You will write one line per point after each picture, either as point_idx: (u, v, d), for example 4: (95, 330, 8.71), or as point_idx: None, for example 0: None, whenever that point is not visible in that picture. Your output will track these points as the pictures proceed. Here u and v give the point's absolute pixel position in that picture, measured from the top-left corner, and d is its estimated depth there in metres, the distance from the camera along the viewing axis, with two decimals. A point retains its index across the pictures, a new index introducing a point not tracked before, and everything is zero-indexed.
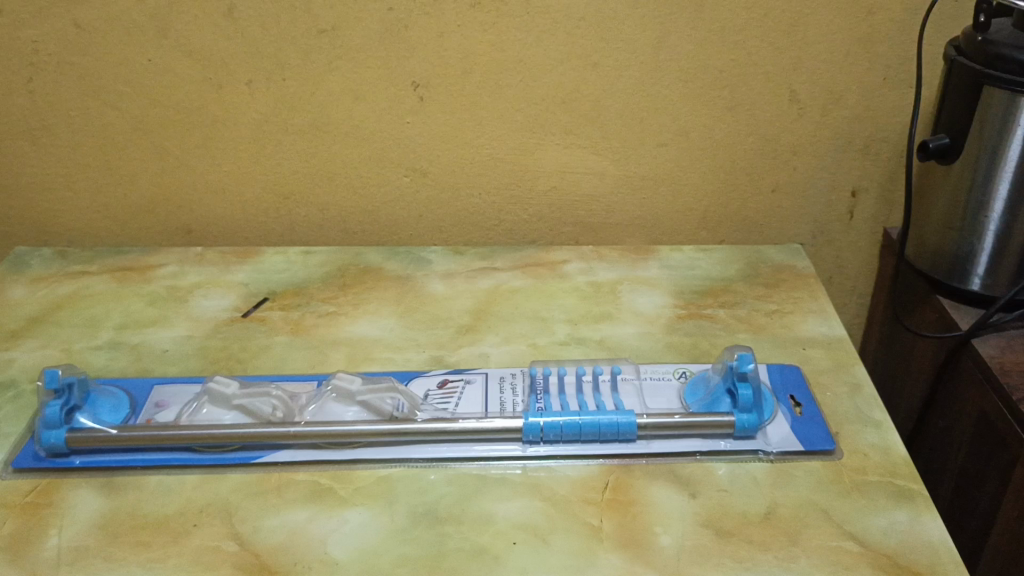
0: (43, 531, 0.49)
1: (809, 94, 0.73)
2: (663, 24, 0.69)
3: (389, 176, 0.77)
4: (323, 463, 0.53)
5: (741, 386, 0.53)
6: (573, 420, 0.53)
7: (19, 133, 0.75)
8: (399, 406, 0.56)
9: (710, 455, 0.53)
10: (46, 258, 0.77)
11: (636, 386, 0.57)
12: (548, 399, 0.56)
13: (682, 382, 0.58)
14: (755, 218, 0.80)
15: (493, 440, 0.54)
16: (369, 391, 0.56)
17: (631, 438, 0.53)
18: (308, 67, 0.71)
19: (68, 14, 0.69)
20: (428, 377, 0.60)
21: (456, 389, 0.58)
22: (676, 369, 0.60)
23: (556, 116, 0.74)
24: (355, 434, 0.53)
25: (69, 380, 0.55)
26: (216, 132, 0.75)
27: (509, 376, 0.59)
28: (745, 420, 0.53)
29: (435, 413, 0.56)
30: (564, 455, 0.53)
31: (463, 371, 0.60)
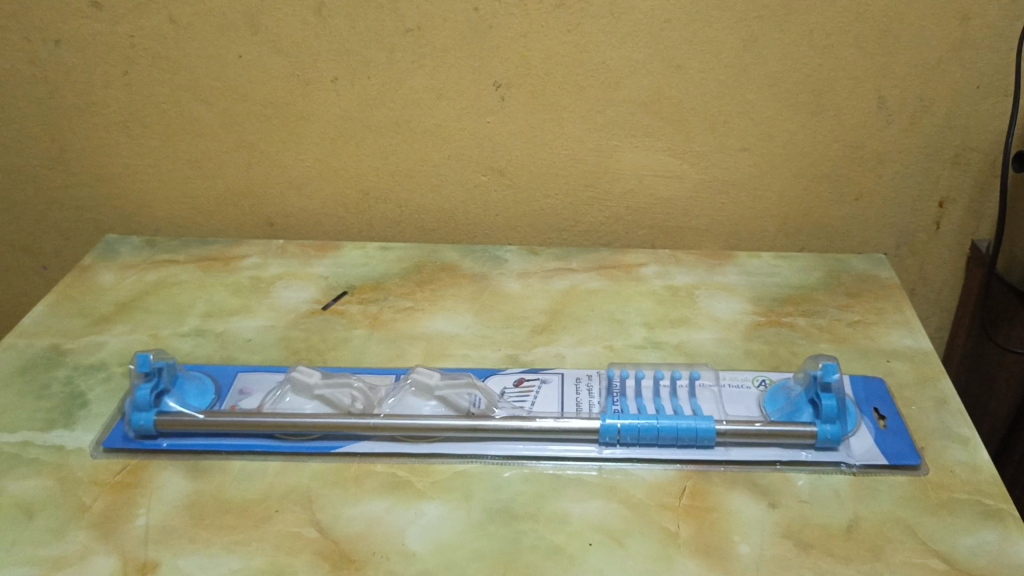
0: (132, 510, 0.50)
1: (898, 101, 0.71)
2: (750, 26, 0.68)
3: (467, 175, 0.78)
4: (402, 455, 0.54)
5: (824, 396, 0.53)
6: (651, 423, 0.53)
7: (112, 124, 0.78)
8: (476, 402, 0.56)
9: (791, 465, 0.52)
10: (135, 246, 0.80)
11: (715, 393, 0.57)
12: (625, 401, 0.56)
13: (761, 390, 0.57)
14: (837, 227, 0.78)
15: (570, 440, 0.54)
16: (447, 385, 0.56)
17: (709, 444, 0.52)
18: (393, 65, 0.72)
19: (164, 10, 0.71)
20: (504, 375, 0.60)
21: (533, 388, 0.58)
22: (756, 376, 0.59)
23: (637, 119, 0.73)
24: (433, 428, 0.53)
25: (158, 364, 0.57)
26: (301, 128, 0.76)
27: (585, 377, 0.59)
28: (829, 430, 0.52)
29: (512, 411, 0.56)
30: (641, 458, 0.53)
31: (539, 370, 0.60)
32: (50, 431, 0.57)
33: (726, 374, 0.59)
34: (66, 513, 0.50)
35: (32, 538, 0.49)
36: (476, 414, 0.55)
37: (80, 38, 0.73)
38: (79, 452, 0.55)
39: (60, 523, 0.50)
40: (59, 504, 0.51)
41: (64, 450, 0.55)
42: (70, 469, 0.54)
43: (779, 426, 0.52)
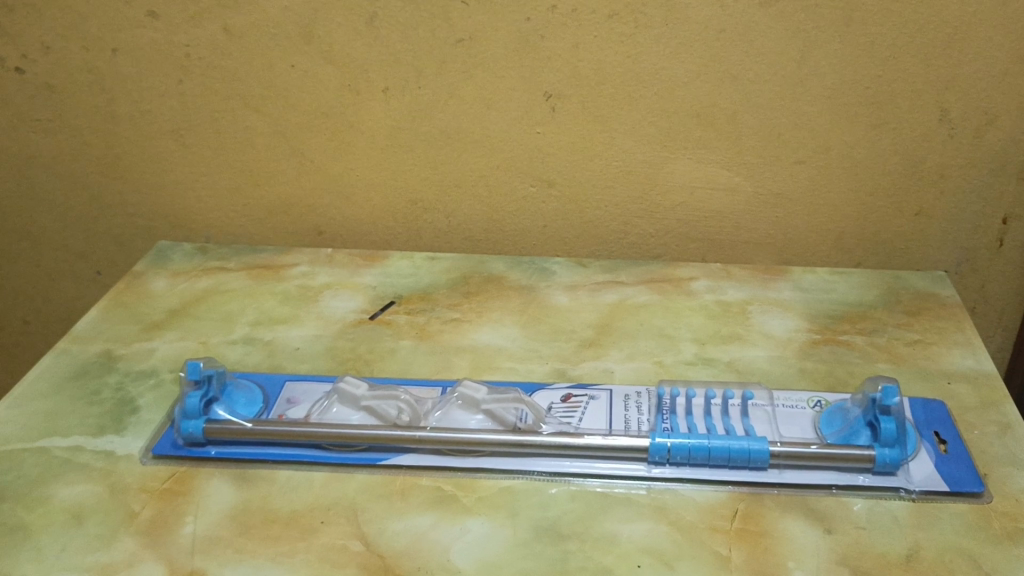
0: (180, 518, 0.51)
1: (960, 114, 0.69)
2: (807, 37, 0.67)
3: (516, 186, 0.77)
4: (447, 470, 0.53)
5: (883, 419, 0.51)
6: (702, 443, 0.51)
7: (166, 133, 0.79)
8: (523, 417, 0.55)
9: (847, 489, 0.51)
10: (186, 252, 0.80)
11: (769, 413, 0.56)
12: (675, 419, 0.55)
13: (817, 412, 0.56)
14: (896, 243, 0.76)
15: (618, 458, 0.53)
16: (495, 400, 0.56)
17: (763, 466, 0.51)
18: (444, 75, 0.72)
19: (219, 20, 0.72)
20: (552, 390, 0.59)
21: (581, 403, 0.58)
22: (811, 397, 0.57)
23: (689, 130, 0.72)
24: (479, 443, 0.53)
25: (208, 372, 0.57)
26: (351, 137, 0.76)
27: (634, 394, 0.58)
28: (888, 455, 0.50)
29: (559, 427, 0.55)
30: (691, 479, 0.51)
31: (587, 386, 0.60)
32: (101, 436, 0.58)
33: (779, 393, 0.58)
34: (115, 520, 0.51)
35: (81, 544, 0.49)
36: (522, 429, 0.54)
37: (137, 47, 0.74)
38: (129, 458, 0.55)
39: (108, 529, 0.50)
40: (108, 511, 0.51)
41: (114, 456, 0.56)
42: (119, 475, 0.54)
43: (836, 449, 0.51)
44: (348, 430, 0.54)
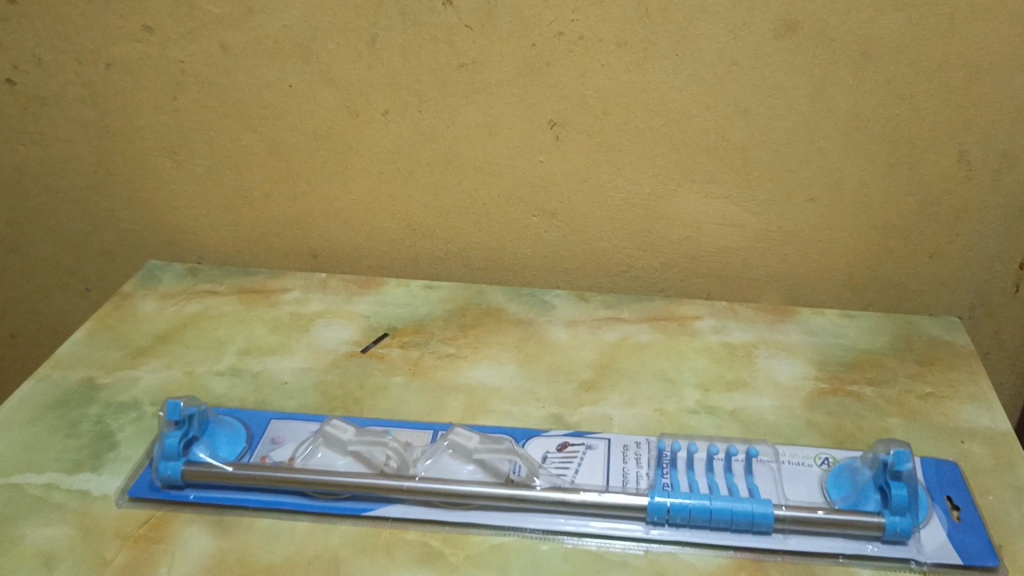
0: (154, 568, 0.48)
1: (980, 155, 0.66)
2: (823, 71, 0.64)
3: (518, 215, 0.75)
4: (435, 523, 0.51)
5: (894, 485, 0.48)
6: (703, 504, 0.49)
7: (160, 149, 0.76)
8: (516, 469, 0.53)
9: (854, 559, 0.48)
10: (177, 273, 0.78)
11: (773, 470, 0.53)
12: (675, 474, 0.52)
13: (824, 470, 0.53)
14: (909, 285, 0.73)
15: (615, 517, 0.50)
16: (488, 450, 0.53)
17: (767, 530, 0.49)
18: (446, 100, 0.70)
19: (216, 36, 0.70)
20: (548, 438, 0.57)
21: (577, 454, 0.55)
22: (818, 453, 0.55)
23: (698, 164, 0.70)
24: (470, 495, 0.50)
25: (189, 412, 0.55)
26: (349, 160, 0.74)
27: (633, 444, 0.56)
28: (898, 525, 0.48)
29: (553, 481, 0.53)
30: (690, 542, 0.49)
31: (585, 434, 0.57)
32: (78, 473, 0.55)
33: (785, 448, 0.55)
34: (86, 567, 0.48)
35: None
36: (516, 482, 0.52)
37: (132, 61, 0.72)
38: (105, 499, 0.53)
39: None
40: (79, 557, 0.49)
41: (89, 496, 0.53)
42: (94, 517, 0.52)
43: (844, 516, 0.48)
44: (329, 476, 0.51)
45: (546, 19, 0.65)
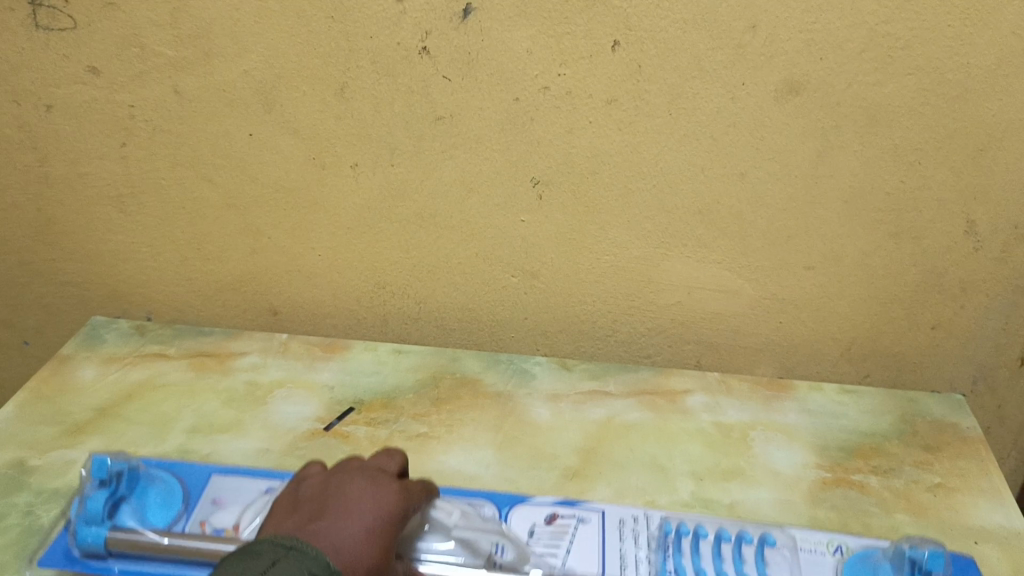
0: None
1: (989, 226, 0.63)
2: (825, 135, 0.60)
3: (496, 276, 0.70)
4: None
5: None
6: None
7: (106, 198, 0.70)
8: (501, 550, 0.48)
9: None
10: (123, 334, 0.72)
11: (789, 559, 0.49)
12: (680, 563, 0.48)
13: (839, 561, 0.49)
14: (909, 357, 0.69)
15: None
16: (468, 527, 0.48)
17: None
18: (421, 154, 0.64)
19: (169, 80, 0.64)
20: (535, 506, 0.52)
21: (569, 528, 0.51)
22: (830, 539, 0.50)
23: (690, 228, 0.65)
24: None
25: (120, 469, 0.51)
26: (313, 214, 0.69)
27: (630, 520, 0.52)
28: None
29: (545, 564, 0.48)
30: None
31: (575, 504, 0.53)
32: None
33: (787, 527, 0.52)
34: None
35: None
36: (500, 567, 0.47)
37: (75, 104, 0.66)
38: None
39: None
40: None
41: None
42: None
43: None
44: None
45: (531, 73, 0.60)
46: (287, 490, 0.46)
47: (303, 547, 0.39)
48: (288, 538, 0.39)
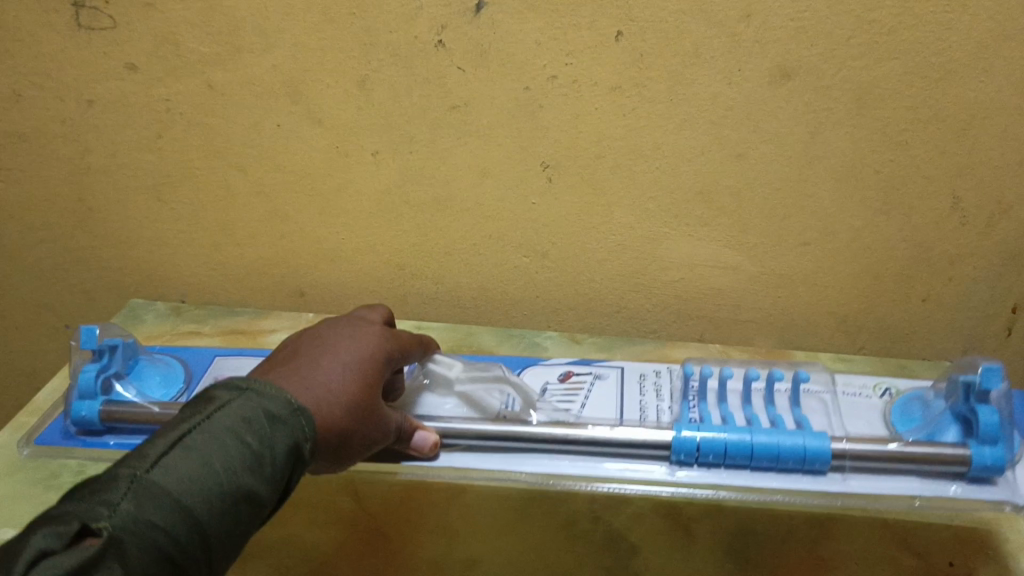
0: None
1: (974, 202, 0.66)
2: (819, 117, 0.63)
3: (510, 255, 0.75)
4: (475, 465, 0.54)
5: (983, 409, 0.51)
6: (740, 441, 0.51)
7: (143, 187, 0.75)
8: (508, 402, 0.58)
9: (933, 498, 0.51)
10: (160, 313, 0.81)
11: (821, 403, 0.59)
12: (704, 406, 0.57)
13: (885, 403, 0.61)
14: (898, 326, 0.74)
15: (638, 459, 0.54)
16: (476, 383, 0.60)
17: (821, 469, 0.51)
18: (438, 141, 0.69)
19: (202, 75, 0.68)
20: (552, 368, 0.67)
21: (582, 387, 0.63)
22: (877, 386, 0.63)
23: (692, 208, 0.69)
24: (463, 432, 0.54)
25: (107, 345, 0.61)
26: (338, 200, 0.73)
27: (654, 375, 0.64)
28: (987, 454, 0.50)
29: (551, 414, 0.58)
30: (726, 477, 0.52)
31: (592, 366, 0.66)
32: None
33: (817, 385, 0.62)
34: None
35: None
36: (506, 415, 0.57)
37: (114, 98, 0.70)
38: None
39: None
40: None
41: None
42: None
43: (918, 450, 0.52)
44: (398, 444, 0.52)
45: (539, 63, 0.63)
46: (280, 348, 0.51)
47: (261, 388, 0.42)
48: (245, 381, 0.42)
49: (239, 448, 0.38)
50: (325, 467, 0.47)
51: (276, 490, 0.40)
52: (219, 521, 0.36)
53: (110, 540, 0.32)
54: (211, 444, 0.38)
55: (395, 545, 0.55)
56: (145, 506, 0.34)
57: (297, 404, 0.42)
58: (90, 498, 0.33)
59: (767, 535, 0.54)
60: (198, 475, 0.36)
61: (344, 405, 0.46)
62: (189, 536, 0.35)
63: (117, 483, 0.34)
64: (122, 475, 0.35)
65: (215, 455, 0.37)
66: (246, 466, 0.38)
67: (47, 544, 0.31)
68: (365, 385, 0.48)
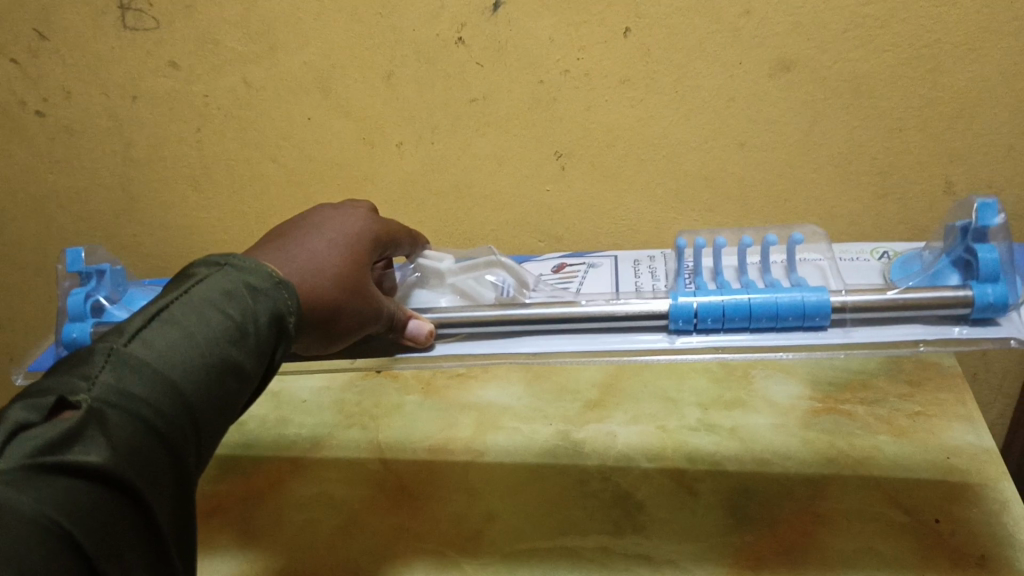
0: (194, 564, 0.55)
1: (967, 187, 0.70)
2: (816, 107, 0.67)
3: (526, 240, 0.80)
4: (470, 358, 0.53)
5: (983, 250, 0.48)
6: (740, 303, 0.49)
7: (183, 178, 0.81)
8: (503, 286, 0.60)
9: (936, 342, 0.47)
10: None
11: (820, 267, 0.58)
12: (699, 279, 0.55)
13: (885, 262, 0.61)
14: None
15: (638, 331, 0.52)
16: (464, 272, 0.62)
17: (823, 324, 0.48)
18: (458, 132, 0.73)
19: (239, 72, 0.73)
20: (542, 262, 0.70)
21: (578, 276, 0.66)
22: (876, 249, 0.63)
23: (697, 193, 0.74)
24: (460, 319, 0.54)
25: (93, 270, 0.62)
26: (365, 189, 0.78)
27: (645, 259, 0.66)
28: (990, 291, 0.46)
29: (551, 297, 0.60)
30: (723, 344, 0.50)
31: (585, 257, 0.69)
32: None
33: (817, 251, 0.59)
34: None
35: None
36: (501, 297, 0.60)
37: (156, 95, 0.76)
38: None
39: None
40: None
41: None
42: None
43: (915, 295, 0.48)
44: (392, 329, 0.53)
45: (553, 58, 0.68)
46: (276, 227, 0.53)
47: (236, 264, 0.42)
48: (220, 256, 0.42)
49: (221, 320, 0.38)
50: (316, 344, 0.50)
51: (261, 362, 0.40)
52: (205, 389, 0.36)
53: (93, 407, 0.31)
54: (190, 317, 0.37)
55: (419, 501, 0.59)
56: (128, 374, 0.33)
57: (275, 278, 0.42)
58: (69, 371, 0.33)
59: (757, 474, 0.60)
60: (181, 346, 0.36)
61: (329, 280, 0.48)
62: (179, 402, 0.35)
63: (94, 356, 0.34)
64: (101, 348, 0.34)
65: (197, 327, 0.37)
66: (228, 337, 0.38)
67: (25, 416, 0.30)
68: (344, 269, 0.50)
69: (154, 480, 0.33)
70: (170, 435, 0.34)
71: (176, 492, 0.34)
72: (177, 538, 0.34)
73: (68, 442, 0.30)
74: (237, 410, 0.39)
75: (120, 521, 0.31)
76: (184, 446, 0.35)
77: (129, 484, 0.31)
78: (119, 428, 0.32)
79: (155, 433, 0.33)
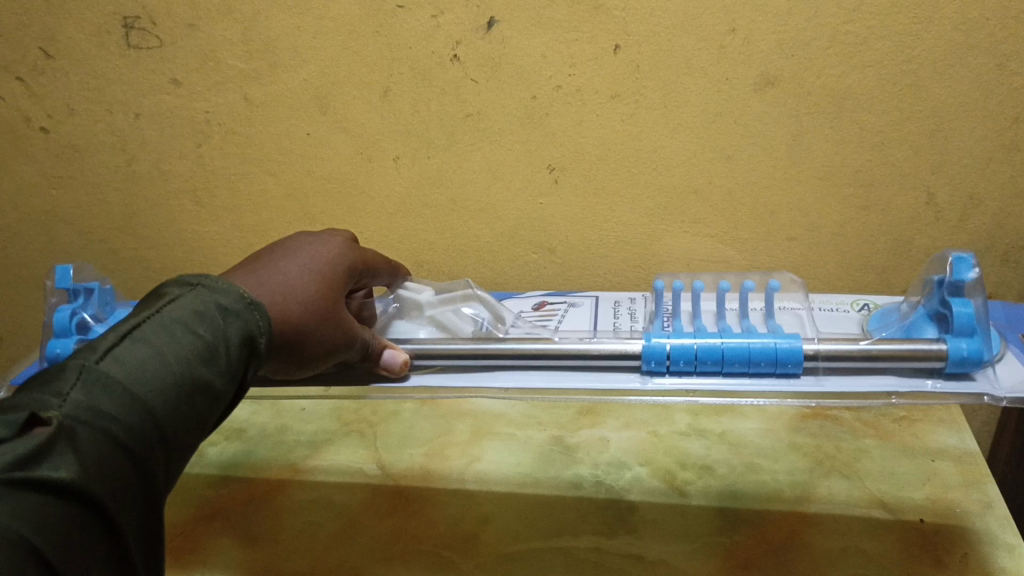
0: (196, 566, 0.57)
1: (948, 199, 0.72)
2: (801, 121, 0.69)
3: (520, 252, 0.81)
4: (443, 391, 0.55)
5: (960, 306, 0.50)
6: (714, 347, 0.51)
7: (183, 193, 0.83)
8: (479, 323, 0.63)
9: (909, 394, 0.49)
10: None
11: (798, 315, 0.60)
12: (677, 321, 0.58)
13: (863, 314, 0.64)
14: None
15: (612, 367, 0.54)
16: (441, 305, 0.64)
17: (795, 371, 0.51)
18: (453, 147, 0.75)
19: (240, 89, 0.75)
20: (525, 299, 0.72)
21: (559, 313, 0.68)
22: (857, 300, 0.66)
23: (686, 206, 0.76)
24: (438, 350, 0.56)
25: (83, 287, 0.63)
26: (362, 204, 0.80)
27: (627, 301, 0.69)
28: (964, 345, 0.49)
29: (529, 332, 0.62)
30: (691, 386, 0.52)
31: (569, 297, 0.72)
32: None
33: (793, 300, 0.62)
34: None
35: None
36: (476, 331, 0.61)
37: (158, 111, 0.78)
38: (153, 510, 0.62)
39: None
40: None
41: None
42: None
43: (891, 346, 0.50)
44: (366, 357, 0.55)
45: (545, 74, 0.70)
46: (260, 249, 0.54)
47: (209, 284, 0.43)
48: (194, 277, 0.43)
49: (192, 340, 0.40)
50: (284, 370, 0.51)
51: (231, 381, 0.41)
52: (173, 407, 0.38)
53: (62, 424, 0.32)
54: (161, 336, 0.39)
55: (416, 505, 0.60)
56: (97, 392, 0.35)
57: (249, 300, 0.44)
58: (41, 388, 0.34)
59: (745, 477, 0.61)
60: (150, 365, 0.37)
61: (305, 302, 0.50)
62: (145, 420, 0.36)
63: (66, 373, 0.35)
64: (71, 366, 0.35)
65: (167, 347, 0.39)
66: (200, 358, 0.40)
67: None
68: (319, 297, 0.51)
69: (119, 494, 0.34)
70: (137, 452, 0.35)
71: (140, 507, 0.36)
72: (142, 547, 0.36)
73: (36, 457, 0.31)
74: (205, 426, 0.40)
75: (85, 532, 0.32)
76: (150, 462, 0.36)
77: (93, 498, 0.32)
78: (88, 444, 0.33)
79: (121, 450, 0.34)
